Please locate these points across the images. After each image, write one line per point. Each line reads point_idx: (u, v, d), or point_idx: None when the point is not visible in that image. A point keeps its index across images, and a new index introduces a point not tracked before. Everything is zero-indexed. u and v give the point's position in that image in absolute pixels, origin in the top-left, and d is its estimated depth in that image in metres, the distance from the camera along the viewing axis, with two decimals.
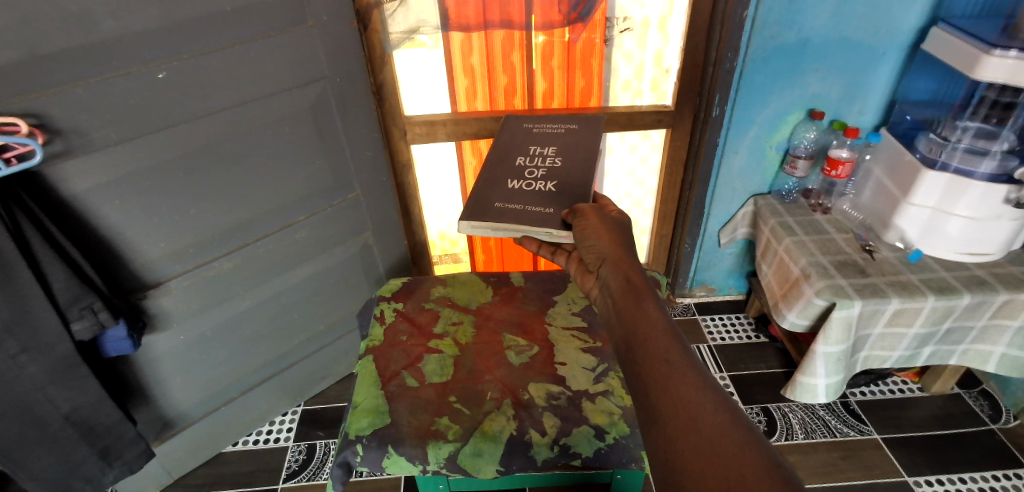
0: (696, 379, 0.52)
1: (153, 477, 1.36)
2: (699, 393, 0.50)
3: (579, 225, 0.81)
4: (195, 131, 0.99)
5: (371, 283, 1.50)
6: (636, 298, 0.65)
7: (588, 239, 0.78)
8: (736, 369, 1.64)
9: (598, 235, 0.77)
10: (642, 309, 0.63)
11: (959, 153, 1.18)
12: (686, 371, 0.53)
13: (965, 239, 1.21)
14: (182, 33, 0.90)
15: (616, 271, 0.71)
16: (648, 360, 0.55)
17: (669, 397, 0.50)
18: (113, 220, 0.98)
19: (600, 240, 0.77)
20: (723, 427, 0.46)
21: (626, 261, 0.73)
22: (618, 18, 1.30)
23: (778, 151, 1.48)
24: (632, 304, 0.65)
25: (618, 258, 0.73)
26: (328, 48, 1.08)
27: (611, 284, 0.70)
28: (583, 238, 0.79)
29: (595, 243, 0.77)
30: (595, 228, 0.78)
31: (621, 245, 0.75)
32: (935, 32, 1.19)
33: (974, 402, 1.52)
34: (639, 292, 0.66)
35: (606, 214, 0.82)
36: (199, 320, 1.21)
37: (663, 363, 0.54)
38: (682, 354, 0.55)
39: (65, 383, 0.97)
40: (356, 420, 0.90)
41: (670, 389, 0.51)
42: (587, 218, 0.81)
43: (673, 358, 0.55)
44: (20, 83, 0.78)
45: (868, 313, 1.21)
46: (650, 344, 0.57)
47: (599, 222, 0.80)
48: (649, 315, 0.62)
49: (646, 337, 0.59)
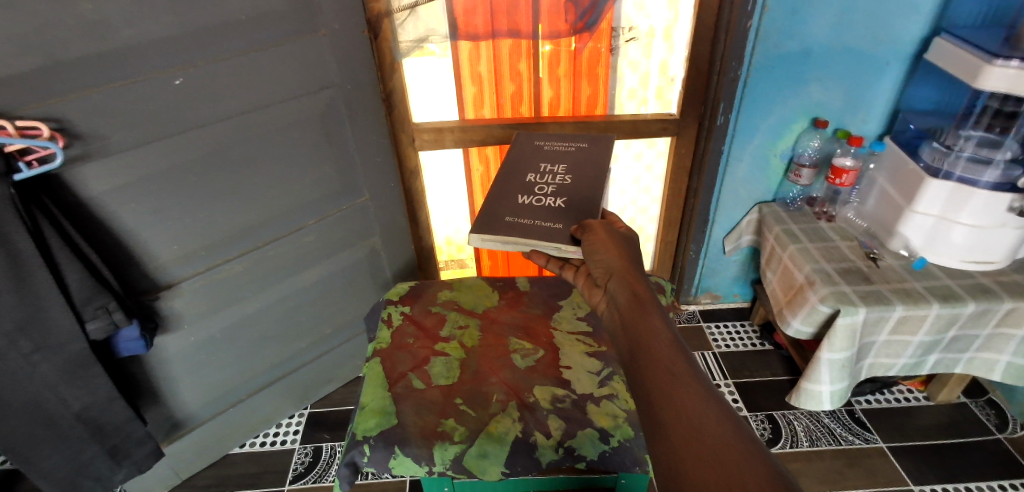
0: (699, 390, 0.53)
1: (161, 478, 1.37)
2: (703, 403, 0.51)
3: (588, 238, 0.83)
4: (210, 136, 1.02)
5: (378, 287, 1.51)
6: (642, 310, 0.66)
7: (596, 253, 0.80)
8: (740, 376, 1.64)
9: (606, 250, 0.79)
10: (647, 321, 0.64)
11: (963, 162, 1.18)
12: (690, 383, 0.54)
13: (970, 247, 1.22)
14: (199, 41, 0.92)
15: (623, 284, 0.72)
16: (652, 370, 0.57)
17: (673, 408, 0.51)
18: (129, 222, 1.00)
19: (607, 254, 0.78)
20: (726, 436, 0.47)
21: (632, 274, 0.74)
22: (623, 28, 1.31)
23: (782, 159, 1.50)
24: (637, 315, 0.66)
25: (626, 272, 0.74)
26: (340, 56, 1.11)
27: (617, 295, 0.71)
28: (592, 251, 0.81)
29: (603, 257, 0.78)
30: (604, 243, 0.80)
31: (629, 259, 0.77)
32: (938, 42, 1.21)
33: (981, 411, 1.51)
34: (646, 303, 0.67)
35: (615, 229, 0.84)
36: (210, 321, 1.23)
37: (668, 374, 0.55)
38: (685, 365, 0.56)
39: (77, 382, 0.99)
40: (362, 420, 0.91)
41: (674, 399, 0.52)
42: (596, 232, 0.83)
43: (677, 368, 0.56)
44: (45, 86, 0.81)
45: (872, 320, 1.21)
46: (655, 354, 0.59)
47: (609, 239, 0.81)
48: (654, 327, 0.63)
49: (650, 348, 0.60)
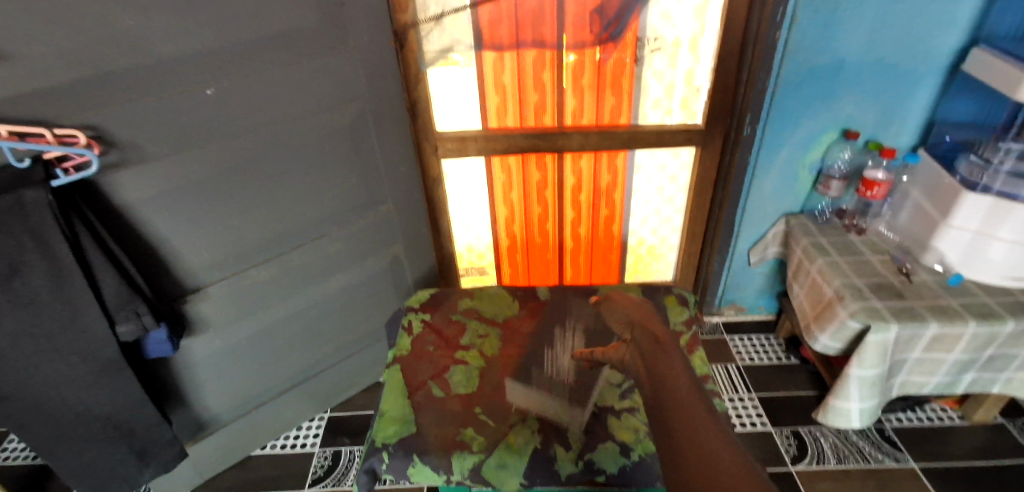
0: (715, 431, 0.54)
1: (185, 478, 1.40)
2: (719, 444, 0.52)
3: (609, 301, 0.88)
4: (240, 147, 1.04)
5: (400, 294, 1.53)
6: (665, 356, 0.67)
7: (618, 311, 0.84)
8: (764, 390, 1.61)
9: (626, 308, 0.84)
10: (666, 363, 0.66)
11: (1003, 176, 1.15)
12: (708, 426, 0.54)
13: (1009, 263, 1.18)
14: (234, 55, 0.95)
15: (645, 329, 0.76)
16: (673, 409, 0.57)
17: (691, 447, 0.52)
18: (161, 230, 1.03)
19: (627, 311, 0.83)
20: (740, 470, 0.47)
21: (650, 321, 0.78)
22: (649, 38, 1.29)
23: (811, 171, 1.46)
24: (658, 357, 0.68)
25: (647, 320, 0.78)
26: (367, 69, 1.13)
27: (639, 339, 0.75)
28: (613, 311, 0.85)
29: (624, 314, 0.83)
30: (625, 302, 0.85)
31: (650, 313, 0.81)
32: (977, 53, 1.17)
33: (1020, 433, 1.45)
34: (667, 347, 0.70)
35: (634, 295, 0.88)
36: (236, 326, 1.25)
37: (685, 414, 0.56)
38: (704, 406, 0.57)
39: (110, 384, 1.02)
40: (383, 427, 0.92)
41: (692, 437, 0.53)
42: (616, 296, 0.88)
43: (697, 410, 0.57)
44: (85, 99, 0.84)
45: (905, 338, 1.18)
46: (677, 395, 0.59)
47: (629, 300, 0.86)
48: (674, 372, 0.64)
49: (670, 391, 0.61)
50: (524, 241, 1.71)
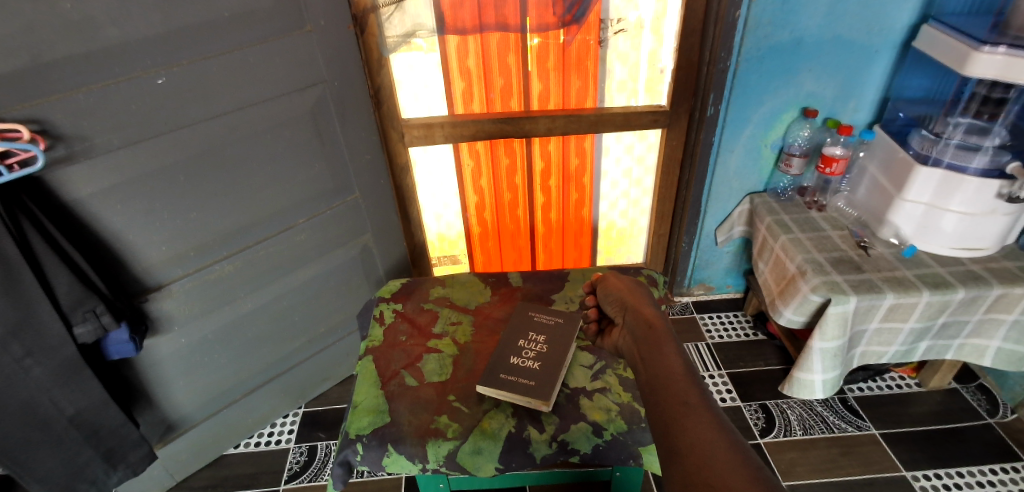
0: (712, 421, 0.51)
1: (156, 480, 1.36)
2: (714, 434, 0.50)
3: (600, 284, 0.84)
4: (196, 136, 1.01)
5: (372, 285, 1.51)
6: (658, 344, 0.65)
7: (610, 295, 0.81)
8: (734, 367, 1.64)
9: (617, 289, 0.80)
10: (661, 352, 0.64)
11: (952, 149, 1.19)
12: (703, 415, 0.52)
13: (959, 234, 1.23)
14: (181, 39, 0.91)
15: (637, 316, 0.73)
16: (667, 402, 0.56)
17: (686, 442, 0.50)
18: (116, 226, 0.99)
19: (617, 292, 0.80)
20: (734, 463, 0.46)
21: (643, 303, 0.75)
22: (612, 19, 1.29)
23: (773, 149, 1.49)
24: (652, 346, 0.66)
25: (638, 304, 0.75)
26: (326, 51, 1.09)
27: (632, 327, 0.72)
28: (605, 293, 0.82)
29: (615, 296, 0.80)
30: (615, 284, 0.81)
31: (640, 294, 0.77)
32: (927, 29, 1.21)
33: (972, 397, 1.53)
34: (660, 335, 0.67)
35: (625, 275, 0.84)
36: (201, 323, 1.22)
37: (681, 405, 0.54)
38: (700, 396, 0.55)
39: (69, 387, 0.98)
40: (356, 419, 0.91)
41: (686, 429, 0.51)
42: (607, 279, 0.84)
43: (691, 400, 0.55)
44: (28, 89, 0.79)
45: (864, 309, 1.22)
46: (671, 385, 0.57)
47: (621, 281, 0.82)
48: (669, 359, 0.62)
49: (666, 381, 0.58)
50: (495, 228, 1.70)
